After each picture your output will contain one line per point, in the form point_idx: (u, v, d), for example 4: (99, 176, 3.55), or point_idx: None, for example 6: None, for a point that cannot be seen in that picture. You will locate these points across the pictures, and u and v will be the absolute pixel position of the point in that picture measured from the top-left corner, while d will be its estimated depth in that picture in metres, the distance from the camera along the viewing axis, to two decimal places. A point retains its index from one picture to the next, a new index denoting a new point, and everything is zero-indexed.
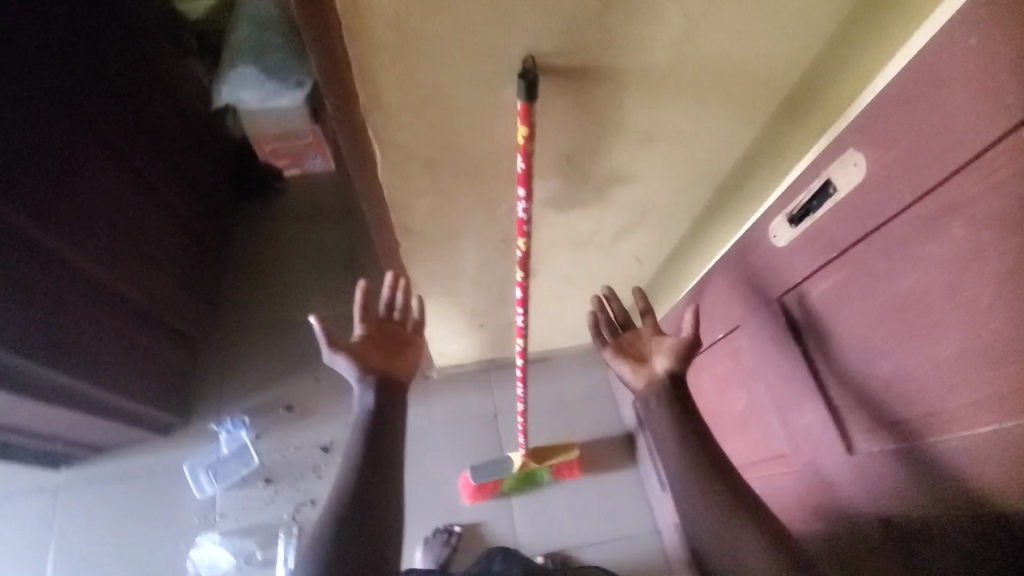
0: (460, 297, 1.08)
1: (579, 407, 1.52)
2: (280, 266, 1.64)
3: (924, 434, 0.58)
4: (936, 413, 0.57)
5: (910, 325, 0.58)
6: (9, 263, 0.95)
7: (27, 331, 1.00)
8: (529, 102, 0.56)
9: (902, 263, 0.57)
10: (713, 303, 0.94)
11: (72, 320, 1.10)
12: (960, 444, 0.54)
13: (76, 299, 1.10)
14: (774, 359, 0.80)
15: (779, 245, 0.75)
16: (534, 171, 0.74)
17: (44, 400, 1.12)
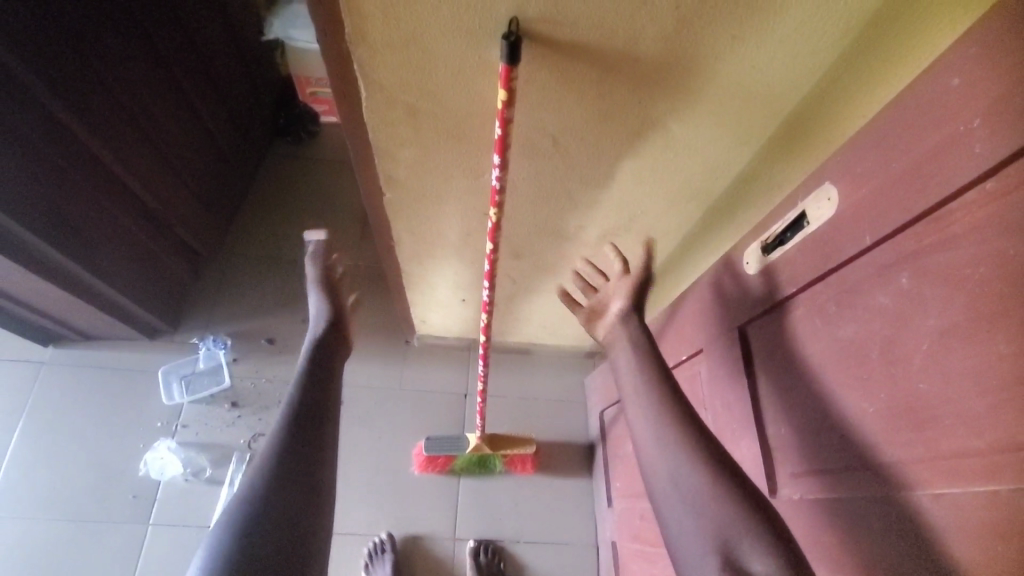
0: (442, 268, 1.09)
1: (547, 406, 1.52)
2: (292, 204, 1.71)
3: (836, 490, 0.56)
4: (853, 468, 0.54)
5: (846, 371, 0.56)
6: (30, 138, 0.97)
7: (36, 207, 1.02)
8: (509, 66, 0.58)
9: (854, 306, 0.55)
10: (685, 325, 0.92)
11: (81, 203, 1.11)
12: (869, 504, 0.51)
13: (89, 185, 1.12)
14: (723, 389, 0.78)
15: (749, 272, 0.73)
16: (517, 143, 0.76)
17: (51, 280, 1.14)
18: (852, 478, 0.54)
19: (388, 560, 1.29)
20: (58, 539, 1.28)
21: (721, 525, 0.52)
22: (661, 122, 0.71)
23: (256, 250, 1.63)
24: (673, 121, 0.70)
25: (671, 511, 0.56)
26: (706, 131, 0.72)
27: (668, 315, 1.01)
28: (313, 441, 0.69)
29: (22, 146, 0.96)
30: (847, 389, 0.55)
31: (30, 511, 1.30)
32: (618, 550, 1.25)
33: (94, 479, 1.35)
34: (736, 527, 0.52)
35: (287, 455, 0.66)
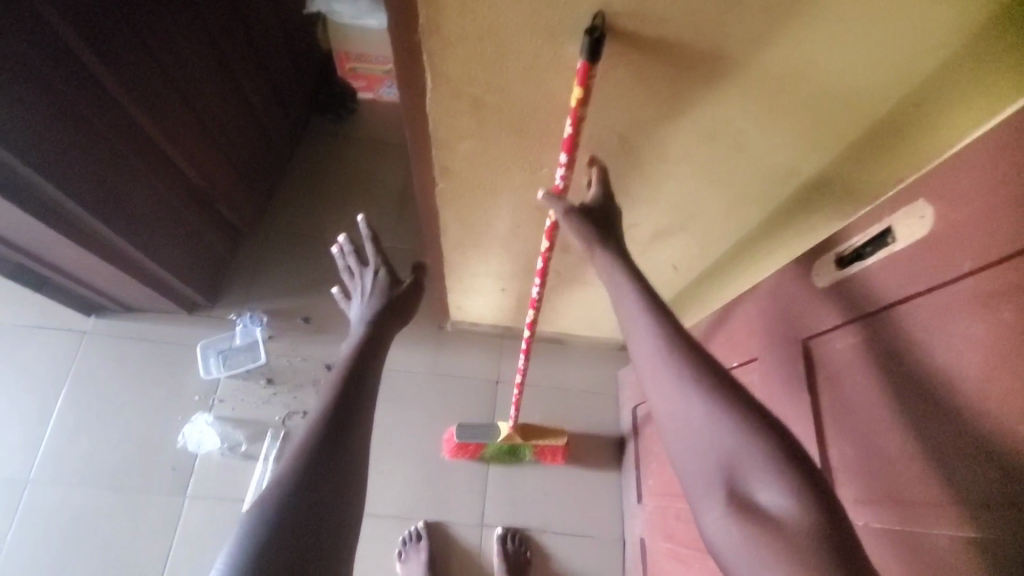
0: (486, 258, 1.07)
1: (579, 397, 1.51)
2: (329, 182, 1.70)
3: (908, 521, 0.54)
4: (928, 502, 0.52)
5: (925, 401, 0.53)
6: (84, 113, 0.98)
7: (87, 181, 1.03)
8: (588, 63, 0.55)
9: (935, 332, 0.53)
10: (738, 330, 0.90)
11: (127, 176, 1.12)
12: (946, 542, 0.49)
13: (137, 159, 1.12)
14: (779, 402, 0.76)
15: (818, 284, 0.70)
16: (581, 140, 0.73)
17: (97, 252, 1.16)
18: (926, 510, 0.52)
19: (423, 551, 1.30)
20: (101, 505, 1.32)
21: (729, 457, 0.48)
22: (736, 123, 0.67)
23: (294, 230, 1.63)
24: (749, 123, 0.67)
25: (681, 442, 0.51)
26: (783, 133, 0.68)
27: (720, 318, 0.98)
28: (345, 432, 0.66)
29: (73, 119, 0.96)
30: (924, 419, 0.53)
31: (74, 476, 1.35)
32: (647, 546, 1.25)
33: (134, 449, 1.38)
34: (746, 459, 0.47)
35: (320, 446, 0.63)
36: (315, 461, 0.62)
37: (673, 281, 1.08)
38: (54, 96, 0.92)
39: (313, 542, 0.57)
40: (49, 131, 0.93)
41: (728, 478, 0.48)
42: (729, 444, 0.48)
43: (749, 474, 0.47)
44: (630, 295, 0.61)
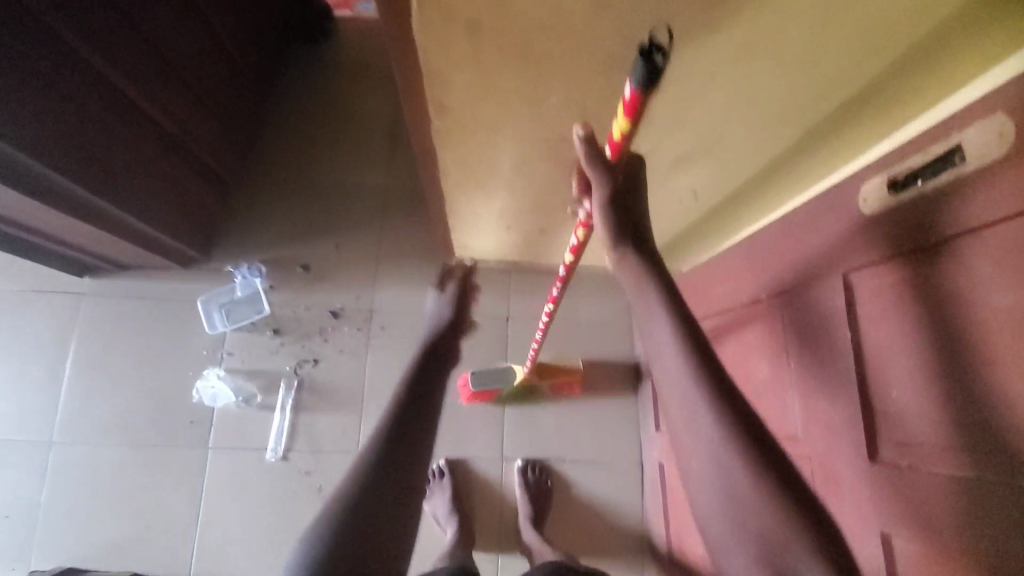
0: (490, 197, 0.99)
1: (593, 329, 1.48)
2: (315, 118, 1.58)
3: (960, 467, 0.51)
4: (984, 449, 0.49)
5: (988, 348, 0.48)
6: (48, 72, 0.86)
7: (64, 147, 0.94)
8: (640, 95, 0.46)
9: (1004, 274, 0.47)
10: (768, 260, 0.84)
11: (109, 141, 1.02)
12: (1003, 492, 0.47)
13: (114, 120, 1.01)
14: (817, 338, 0.71)
15: (864, 211, 0.63)
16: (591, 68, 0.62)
17: (79, 216, 1.09)
18: (979, 459, 0.49)
19: (447, 489, 1.34)
20: (129, 461, 1.35)
21: (762, 533, 0.45)
22: (781, 35, 0.55)
23: (284, 172, 1.53)
24: (797, 31, 0.55)
25: (710, 514, 0.49)
26: (831, 48, 0.56)
27: (746, 247, 0.92)
28: (407, 431, 0.60)
29: (37, 81, 0.85)
30: (985, 369, 0.48)
31: (96, 436, 1.36)
32: (665, 472, 1.27)
33: (151, 407, 1.38)
34: (778, 536, 0.45)
35: (384, 446, 0.58)
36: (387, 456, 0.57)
37: (693, 208, 1.01)
38: (17, 63, 0.80)
39: (388, 545, 0.53)
40: (14, 98, 0.82)
41: (762, 554, 0.45)
42: (761, 520, 0.46)
43: (782, 551, 0.45)
44: (652, 332, 0.55)
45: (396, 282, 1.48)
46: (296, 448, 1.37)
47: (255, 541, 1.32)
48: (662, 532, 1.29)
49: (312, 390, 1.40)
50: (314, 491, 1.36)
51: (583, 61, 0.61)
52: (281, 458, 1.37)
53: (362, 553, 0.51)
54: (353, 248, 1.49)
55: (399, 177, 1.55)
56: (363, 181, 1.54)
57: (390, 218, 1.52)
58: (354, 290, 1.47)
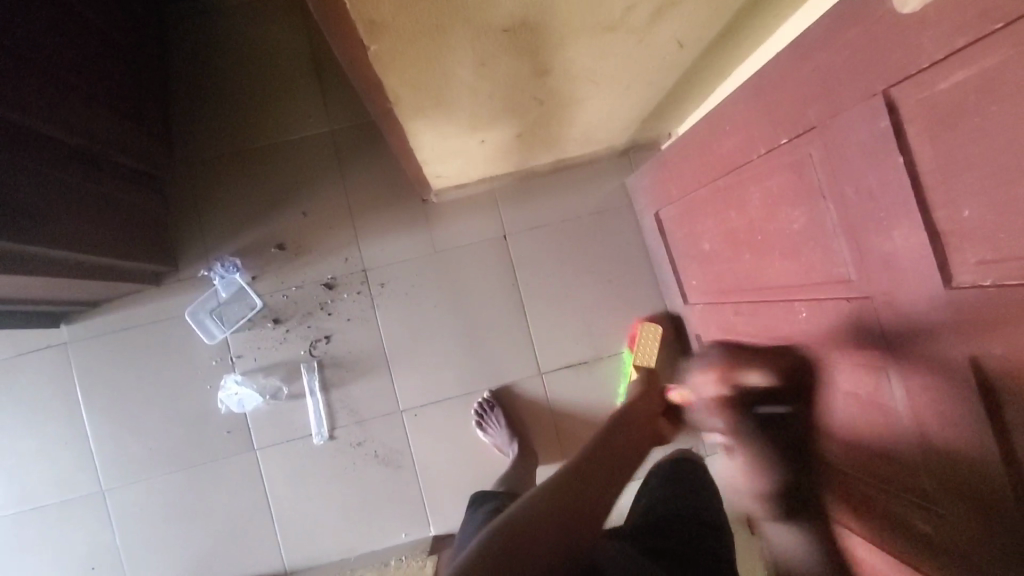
0: (454, 115, 0.87)
1: (594, 220, 1.40)
2: (230, 79, 1.38)
3: None
4: None
5: None
6: None
7: None
8: (745, 405, 0.90)
9: None
10: (784, 97, 0.74)
11: (25, 184, 0.89)
12: None
13: (21, 160, 0.87)
14: (861, 171, 0.64)
15: (901, 11, 0.53)
16: None
17: (34, 272, 0.99)
18: None
19: (497, 416, 1.34)
20: (183, 486, 1.35)
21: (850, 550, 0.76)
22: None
23: (219, 152, 1.37)
24: None
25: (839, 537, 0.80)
26: None
27: (753, 89, 0.81)
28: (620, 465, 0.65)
29: None
30: None
31: (142, 472, 1.34)
32: (704, 342, 1.27)
33: (182, 431, 1.35)
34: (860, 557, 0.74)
35: (606, 459, 0.64)
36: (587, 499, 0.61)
37: (681, 60, 0.88)
38: None
39: (548, 556, 0.55)
40: None
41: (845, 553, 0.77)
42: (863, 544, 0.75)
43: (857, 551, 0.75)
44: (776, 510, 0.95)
45: (380, 234, 1.38)
46: (339, 425, 1.36)
47: (332, 519, 1.36)
48: None
49: (334, 366, 1.36)
50: (372, 457, 1.36)
51: None
52: (328, 438, 1.36)
53: (569, 515, 0.58)
54: (323, 212, 1.38)
55: (345, 122, 1.39)
56: (307, 136, 1.38)
57: (350, 170, 1.38)
58: (340, 255, 1.37)
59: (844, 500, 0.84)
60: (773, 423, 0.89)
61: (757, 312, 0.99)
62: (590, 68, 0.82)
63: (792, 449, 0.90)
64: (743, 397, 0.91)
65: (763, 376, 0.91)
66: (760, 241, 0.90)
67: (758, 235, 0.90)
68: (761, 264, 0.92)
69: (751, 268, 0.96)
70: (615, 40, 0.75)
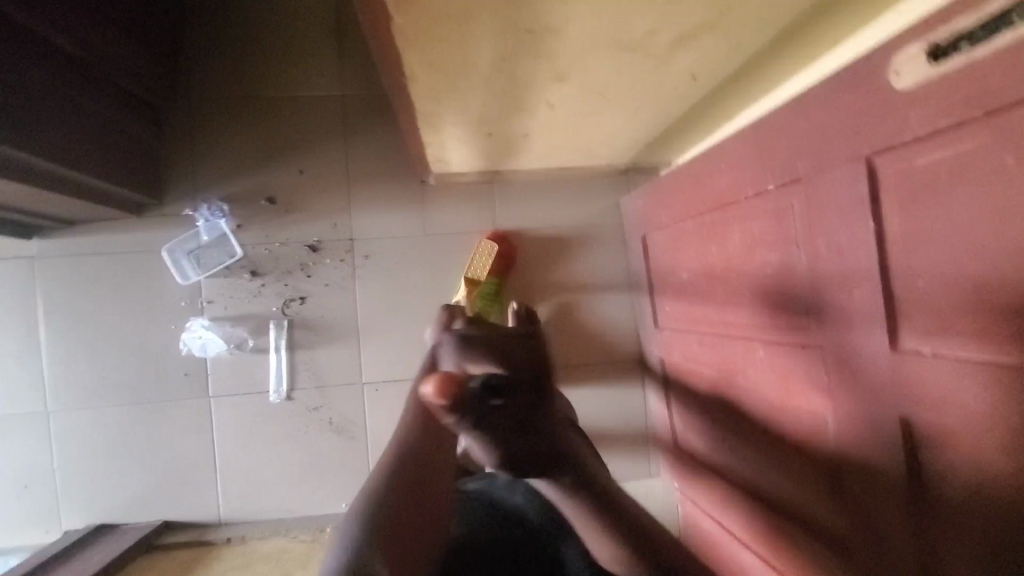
0: (466, 104, 0.89)
1: (582, 231, 1.43)
2: (246, 24, 1.37)
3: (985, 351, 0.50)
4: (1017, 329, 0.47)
5: None
6: None
7: None
8: (472, 408, 0.53)
9: None
10: (779, 147, 0.78)
11: (25, 89, 0.89)
12: None
13: (28, 63, 0.88)
14: (834, 229, 0.68)
15: (897, 86, 0.57)
16: None
17: (19, 180, 0.98)
18: (1011, 345, 0.48)
19: None
20: (131, 422, 1.33)
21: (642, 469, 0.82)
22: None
23: (225, 96, 1.36)
24: None
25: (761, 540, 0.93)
26: None
27: (751, 133, 0.85)
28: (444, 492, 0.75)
29: None
30: None
31: (92, 400, 1.33)
32: (666, 365, 1.31)
33: (139, 366, 1.33)
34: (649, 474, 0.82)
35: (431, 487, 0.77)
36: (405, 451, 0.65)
37: (690, 92, 0.91)
38: None
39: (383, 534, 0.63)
40: None
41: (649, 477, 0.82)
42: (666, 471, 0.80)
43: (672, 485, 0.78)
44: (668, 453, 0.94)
45: (371, 206, 1.39)
46: (299, 386, 1.36)
47: (276, 478, 1.36)
48: (665, 420, 1.35)
49: (304, 328, 1.36)
50: (326, 424, 1.37)
51: None
52: (285, 398, 1.36)
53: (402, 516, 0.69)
54: (318, 174, 1.38)
55: (355, 89, 1.39)
56: (316, 96, 1.38)
57: (353, 137, 1.39)
58: (328, 219, 1.37)
59: (772, 534, 0.89)
60: (501, 420, 0.56)
61: (718, 345, 1.03)
62: (603, 82, 0.84)
63: (521, 429, 0.58)
64: (472, 403, 0.53)
65: (524, 356, 0.66)
66: (733, 278, 0.94)
67: (731, 271, 0.94)
68: (729, 300, 0.96)
69: (720, 303, 0.99)
70: (632, 60, 0.77)
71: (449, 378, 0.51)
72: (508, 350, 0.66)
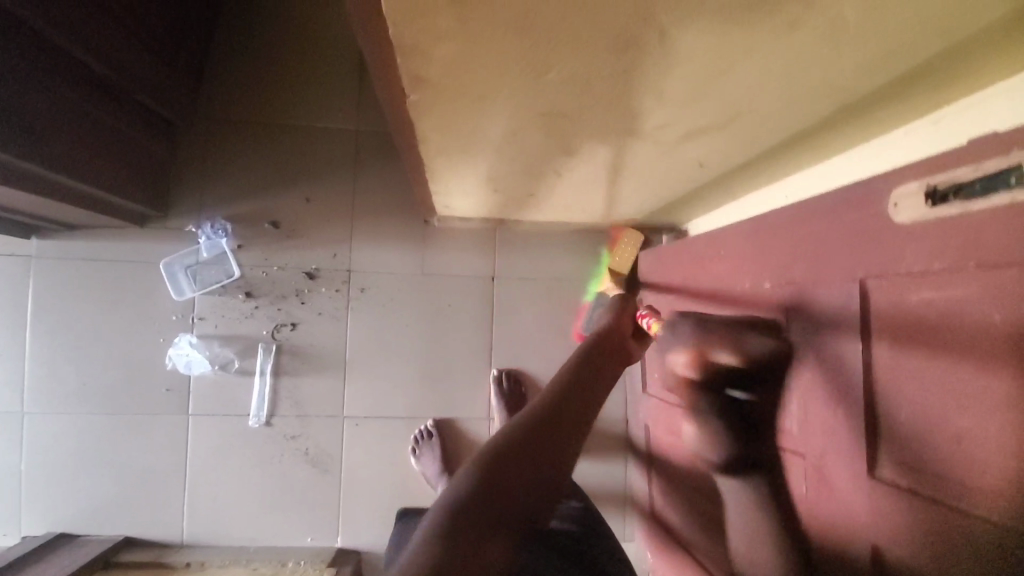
0: (475, 164, 0.90)
1: (581, 286, 1.44)
2: (274, 49, 1.39)
3: (958, 502, 0.51)
4: (991, 489, 0.47)
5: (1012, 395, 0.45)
6: None
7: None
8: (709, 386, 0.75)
9: None
10: (778, 248, 0.78)
11: (43, 102, 0.90)
12: (1004, 534, 0.46)
13: (49, 77, 0.89)
14: (823, 343, 0.68)
15: (898, 218, 0.57)
16: (596, 52, 0.51)
17: (26, 189, 0.99)
18: (984, 503, 0.48)
19: (436, 447, 1.34)
20: (105, 432, 1.32)
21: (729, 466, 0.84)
22: (873, 10, 0.42)
23: (242, 117, 1.38)
24: (857, 16, 0.43)
25: None
26: (880, 34, 0.46)
27: (753, 227, 0.86)
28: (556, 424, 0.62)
29: None
30: (1008, 412, 0.46)
31: (68, 405, 1.31)
32: (653, 431, 1.31)
33: (121, 376, 1.32)
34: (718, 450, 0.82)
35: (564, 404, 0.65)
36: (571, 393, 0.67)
37: (697, 177, 0.92)
38: None
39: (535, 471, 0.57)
40: None
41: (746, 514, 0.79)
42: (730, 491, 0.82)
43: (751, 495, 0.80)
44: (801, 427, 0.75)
45: (376, 240, 1.39)
46: (279, 413, 1.35)
47: (245, 505, 1.34)
48: (646, 484, 1.35)
49: (292, 354, 1.36)
50: (302, 454, 1.35)
51: (587, 46, 0.50)
52: (264, 423, 1.35)
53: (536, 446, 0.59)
54: (326, 203, 1.39)
55: (373, 125, 1.41)
56: (332, 127, 1.40)
57: (364, 171, 1.40)
58: (330, 249, 1.38)
59: None
60: (741, 426, 0.77)
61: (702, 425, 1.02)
62: (611, 160, 0.85)
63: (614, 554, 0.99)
64: (713, 381, 0.75)
65: (763, 344, 0.75)
66: None
67: None
68: None
69: None
70: (642, 146, 0.78)
71: (698, 360, 0.74)
72: (753, 338, 0.76)
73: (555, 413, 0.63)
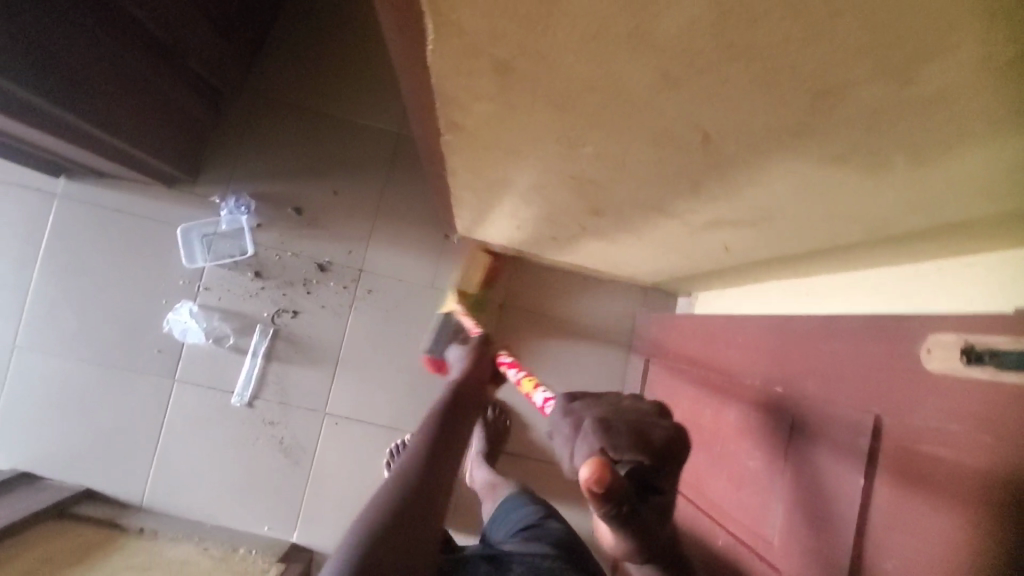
0: (502, 203, 0.88)
1: (586, 331, 1.41)
2: (331, 40, 1.39)
3: None
4: None
5: None
6: None
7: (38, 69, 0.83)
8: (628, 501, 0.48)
9: None
10: (795, 353, 0.75)
11: (93, 59, 0.91)
12: None
13: (103, 35, 0.90)
14: (823, 468, 0.65)
15: (925, 364, 0.54)
16: (641, 139, 0.49)
17: (59, 135, 1.00)
18: None
19: None
20: (90, 381, 1.32)
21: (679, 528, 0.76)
22: (930, 165, 0.40)
23: (286, 100, 1.38)
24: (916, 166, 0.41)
25: None
26: (938, 187, 0.43)
27: (772, 322, 0.83)
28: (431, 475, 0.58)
29: None
30: None
31: (61, 348, 1.32)
32: None
33: (119, 330, 1.33)
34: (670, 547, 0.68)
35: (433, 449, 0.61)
36: (426, 481, 0.57)
37: (724, 258, 0.90)
38: None
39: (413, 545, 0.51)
40: None
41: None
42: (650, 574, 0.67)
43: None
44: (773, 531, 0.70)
45: (393, 245, 1.39)
46: (263, 397, 1.34)
47: (212, 481, 1.33)
48: None
49: (287, 341, 1.35)
50: (276, 442, 1.34)
51: (636, 133, 0.48)
52: (246, 404, 1.34)
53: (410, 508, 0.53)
54: (351, 199, 1.38)
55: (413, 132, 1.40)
56: (373, 127, 1.39)
57: (395, 176, 1.39)
58: (345, 245, 1.37)
59: None
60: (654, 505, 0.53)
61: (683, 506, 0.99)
62: (639, 227, 0.83)
63: None
64: (626, 496, 0.48)
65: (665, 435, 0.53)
66: (715, 451, 0.91)
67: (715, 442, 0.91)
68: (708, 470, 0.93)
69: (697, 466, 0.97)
70: (673, 223, 0.75)
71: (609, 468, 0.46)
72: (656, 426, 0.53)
73: (416, 497, 0.55)
